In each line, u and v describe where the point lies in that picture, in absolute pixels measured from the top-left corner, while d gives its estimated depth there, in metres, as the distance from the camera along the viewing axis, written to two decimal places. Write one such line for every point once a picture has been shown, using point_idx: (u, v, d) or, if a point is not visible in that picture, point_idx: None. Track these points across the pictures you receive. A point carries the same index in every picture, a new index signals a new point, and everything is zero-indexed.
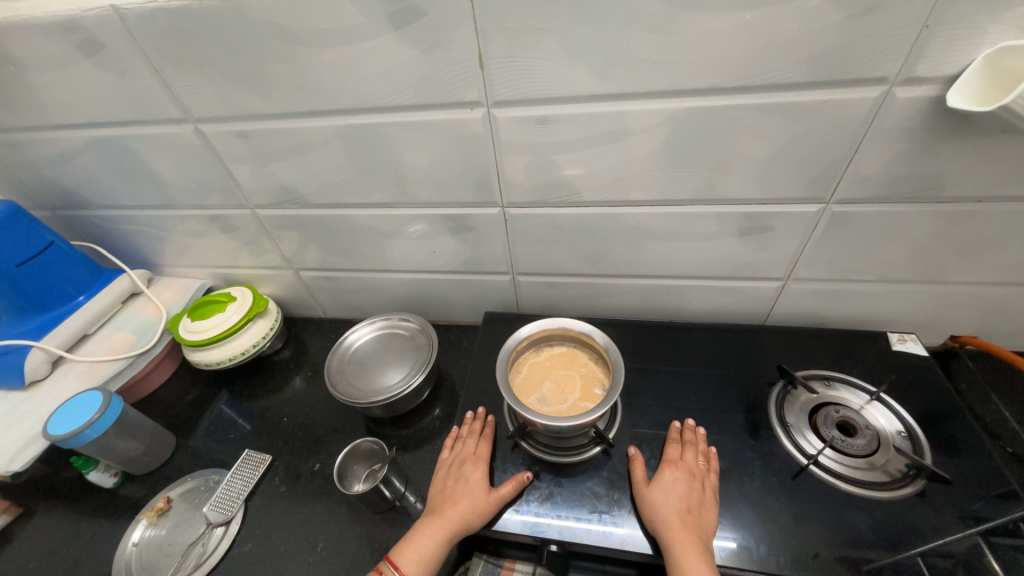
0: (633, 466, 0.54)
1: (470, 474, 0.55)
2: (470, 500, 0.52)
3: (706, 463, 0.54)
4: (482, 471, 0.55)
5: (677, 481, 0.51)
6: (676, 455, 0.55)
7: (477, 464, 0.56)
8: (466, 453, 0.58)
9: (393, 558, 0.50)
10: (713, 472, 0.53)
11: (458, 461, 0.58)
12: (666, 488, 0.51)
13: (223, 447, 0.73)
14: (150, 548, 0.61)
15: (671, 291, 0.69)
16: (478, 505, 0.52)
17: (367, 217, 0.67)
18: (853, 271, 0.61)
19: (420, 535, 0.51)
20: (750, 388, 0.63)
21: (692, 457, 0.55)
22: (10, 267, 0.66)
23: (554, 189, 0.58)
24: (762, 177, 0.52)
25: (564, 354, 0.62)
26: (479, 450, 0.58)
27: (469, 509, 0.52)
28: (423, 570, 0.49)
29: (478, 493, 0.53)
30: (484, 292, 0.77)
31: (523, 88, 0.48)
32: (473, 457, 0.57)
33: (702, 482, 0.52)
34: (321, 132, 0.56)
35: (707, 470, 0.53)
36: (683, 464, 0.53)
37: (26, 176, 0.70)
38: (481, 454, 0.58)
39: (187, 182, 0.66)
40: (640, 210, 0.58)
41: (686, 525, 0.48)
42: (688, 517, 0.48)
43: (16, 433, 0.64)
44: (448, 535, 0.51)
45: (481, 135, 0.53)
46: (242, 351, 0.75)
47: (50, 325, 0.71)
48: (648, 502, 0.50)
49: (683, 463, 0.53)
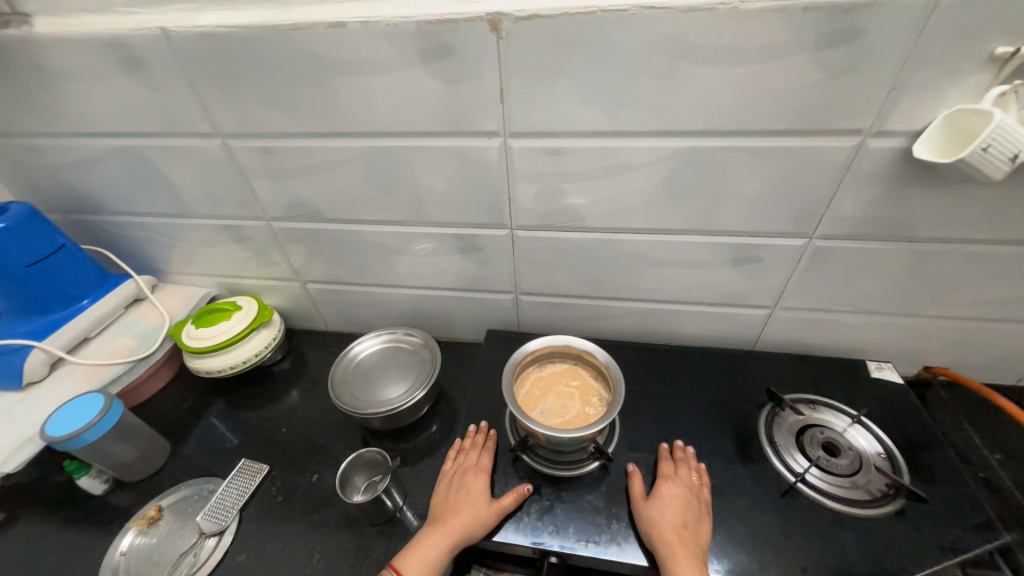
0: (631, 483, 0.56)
1: (472, 485, 0.56)
2: (472, 510, 0.53)
3: (699, 478, 0.57)
4: (482, 480, 0.57)
5: (672, 491, 0.53)
6: (671, 471, 0.57)
7: (478, 475, 0.57)
8: (468, 464, 0.59)
9: (396, 565, 0.50)
10: (705, 488, 0.55)
11: (460, 472, 0.59)
12: (664, 503, 0.52)
13: (219, 455, 0.73)
14: (139, 557, 0.60)
15: (666, 315, 0.73)
16: (480, 514, 0.53)
17: (379, 234, 0.70)
18: (835, 302, 0.65)
19: (421, 544, 0.52)
20: (741, 410, 0.66)
21: (686, 473, 0.57)
22: (20, 267, 0.66)
23: (559, 215, 0.62)
24: (753, 212, 0.57)
25: (566, 370, 0.63)
26: (480, 460, 0.59)
27: (472, 518, 0.52)
28: None
29: (480, 505, 0.54)
30: (485, 310, 0.79)
31: (537, 121, 0.53)
32: (474, 468, 0.58)
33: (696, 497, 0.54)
34: (344, 152, 0.60)
35: (700, 486, 0.56)
36: (679, 478, 0.55)
37: (41, 179, 0.72)
38: (483, 466, 0.59)
39: (206, 192, 0.69)
40: (639, 237, 0.62)
41: (680, 536, 0.50)
42: (683, 529, 0.51)
43: (8, 434, 0.63)
44: (451, 545, 0.51)
45: (494, 162, 0.57)
46: (244, 360, 0.76)
47: (52, 326, 0.71)
48: (647, 517, 0.52)
49: (680, 478, 0.55)
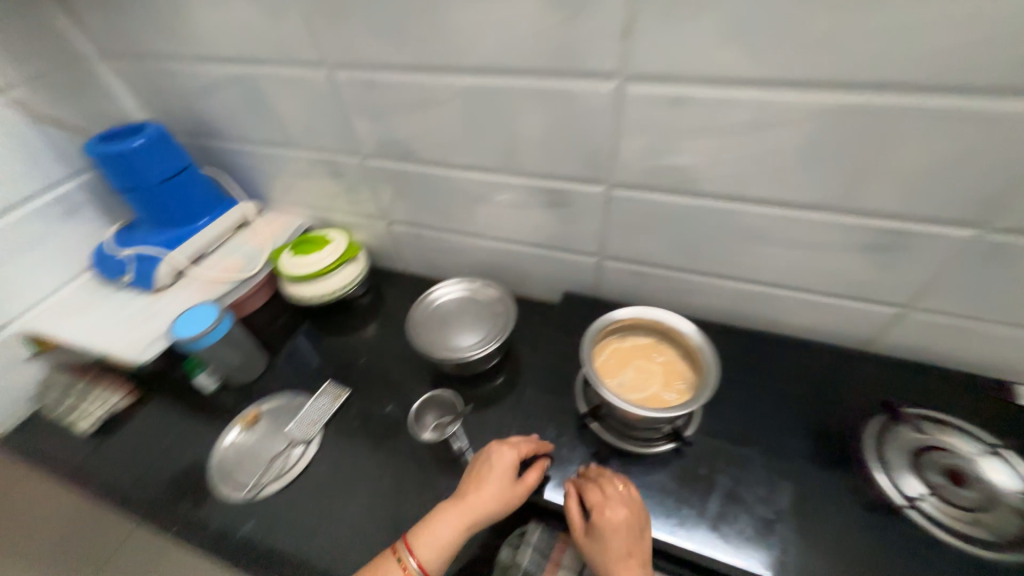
0: (571, 512, 0.50)
1: (497, 463, 0.54)
2: (497, 501, 0.52)
3: (625, 488, 0.51)
4: (513, 469, 0.54)
5: (616, 517, 0.48)
6: (598, 497, 0.50)
7: (510, 463, 0.54)
8: (496, 442, 0.57)
9: (409, 540, 0.50)
10: (632, 500, 0.50)
11: (486, 449, 0.56)
12: (608, 537, 0.47)
13: (306, 374, 0.79)
14: (242, 451, 0.69)
15: (768, 300, 0.65)
16: (502, 496, 0.52)
17: (469, 180, 0.68)
18: (994, 310, 0.54)
19: (439, 522, 0.51)
20: (842, 415, 0.59)
21: (613, 492, 0.50)
22: (153, 184, 0.73)
23: (666, 175, 0.56)
24: (912, 190, 0.47)
25: (650, 345, 0.59)
26: (517, 445, 0.56)
27: (493, 500, 0.52)
28: (439, 556, 0.49)
29: (506, 496, 0.52)
30: (565, 271, 0.75)
31: (661, 63, 0.46)
32: (506, 453, 0.55)
33: (634, 518, 0.49)
34: (445, 89, 0.57)
35: (626, 501, 0.50)
36: (612, 500, 0.49)
37: (170, 102, 0.78)
38: (515, 446, 0.56)
39: (309, 125, 0.71)
40: (758, 208, 0.55)
41: (631, 571, 0.45)
42: (631, 555, 0.46)
43: (144, 330, 0.73)
44: (467, 525, 0.50)
45: (604, 108, 0.52)
46: (332, 291, 0.81)
47: (177, 240, 0.79)
48: (597, 552, 0.47)
49: (611, 500, 0.49)
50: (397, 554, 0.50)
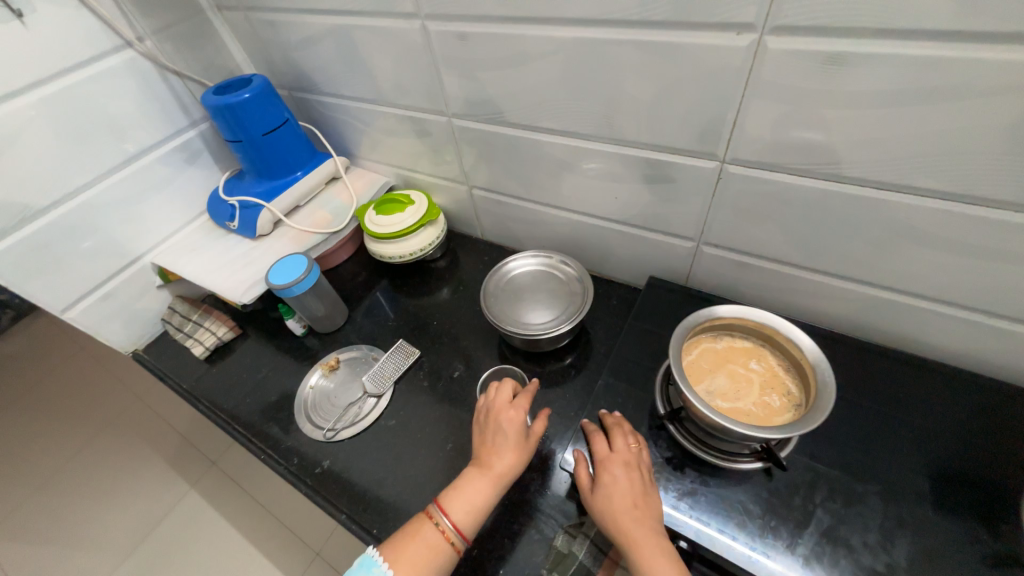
0: (577, 469, 0.51)
1: (509, 423, 0.56)
2: (516, 458, 0.54)
3: (636, 444, 0.51)
4: (523, 427, 0.56)
5: (617, 470, 0.48)
6: (604, 449, 0.50)
7: (518, 418, 0.56)
8: (500, 403, 0.58)
9: (442, 504, 0.51)
10: (643, 455, 0.50)
11: (492, 412, 0.58)
12: (609, 487, 0.47)
13: (382, 330, 0.82)
14: (322, 394, 0.74)
15: (907, 313, 0.54)
16: (523, 452, 0.54)
17: (558, 146, 0.62)
18: None
19: (467, 488, 0.52)
20: (990, 463, 0.48)
21: (620, 444, 0.51)
22: (258, 136, 0.77)
23: (801, 152, 0.46)
24: None
25: (748, 350, 0.52)
26: (516, 400, 0.58)
27: (515, 458, 0.53)
28: (474, 517, 0.51)
29: (523, 452, 0.54)
30: (653, 254, 0.68)
31: (821, 11, 0.37)
32: (513, 410, 0.57)
33: (640, 469, 0.49)
34: (545, 43, 0.52)
35: (636, 455, 0.50)
36: (615, 455, 0.49)
37: (274, 55, 0.80)
38: (518, 404, 0.58)
39: (399, 81, 0.69)
40: (921, 201, 0.44)
41: (639, 520, 0.45)
42: (636, 506, 0.46)
43: (246, 272, 0.79)
44: (498, 486, 0.52)
45: (732, 68, 0.43)
46: (411, 252, 0.82)
47: (276, 191, 0.84)
48: (598, 505, 0.47)
49: (615, 456, 0.49)
50: (432, 518, 0.51)
